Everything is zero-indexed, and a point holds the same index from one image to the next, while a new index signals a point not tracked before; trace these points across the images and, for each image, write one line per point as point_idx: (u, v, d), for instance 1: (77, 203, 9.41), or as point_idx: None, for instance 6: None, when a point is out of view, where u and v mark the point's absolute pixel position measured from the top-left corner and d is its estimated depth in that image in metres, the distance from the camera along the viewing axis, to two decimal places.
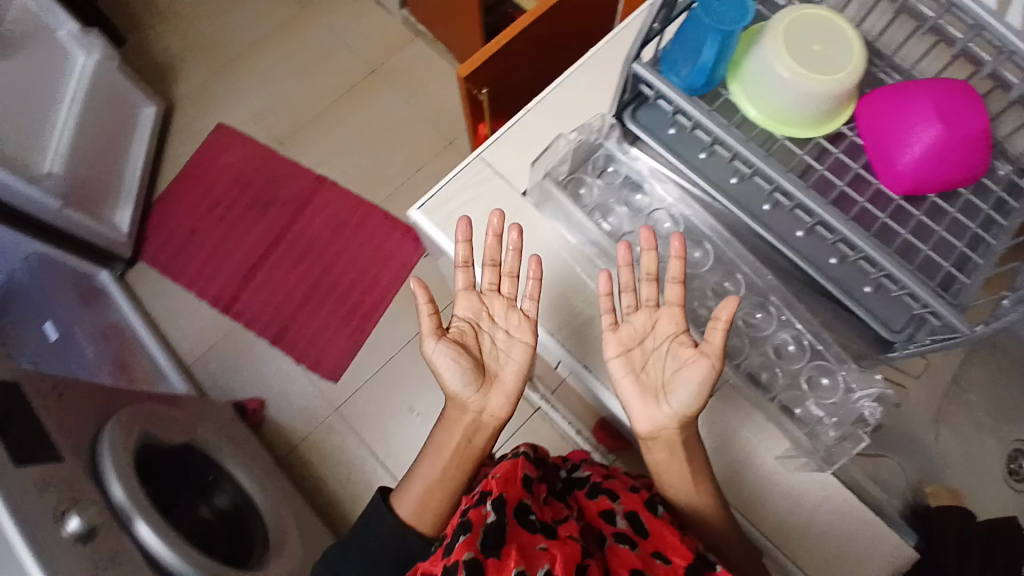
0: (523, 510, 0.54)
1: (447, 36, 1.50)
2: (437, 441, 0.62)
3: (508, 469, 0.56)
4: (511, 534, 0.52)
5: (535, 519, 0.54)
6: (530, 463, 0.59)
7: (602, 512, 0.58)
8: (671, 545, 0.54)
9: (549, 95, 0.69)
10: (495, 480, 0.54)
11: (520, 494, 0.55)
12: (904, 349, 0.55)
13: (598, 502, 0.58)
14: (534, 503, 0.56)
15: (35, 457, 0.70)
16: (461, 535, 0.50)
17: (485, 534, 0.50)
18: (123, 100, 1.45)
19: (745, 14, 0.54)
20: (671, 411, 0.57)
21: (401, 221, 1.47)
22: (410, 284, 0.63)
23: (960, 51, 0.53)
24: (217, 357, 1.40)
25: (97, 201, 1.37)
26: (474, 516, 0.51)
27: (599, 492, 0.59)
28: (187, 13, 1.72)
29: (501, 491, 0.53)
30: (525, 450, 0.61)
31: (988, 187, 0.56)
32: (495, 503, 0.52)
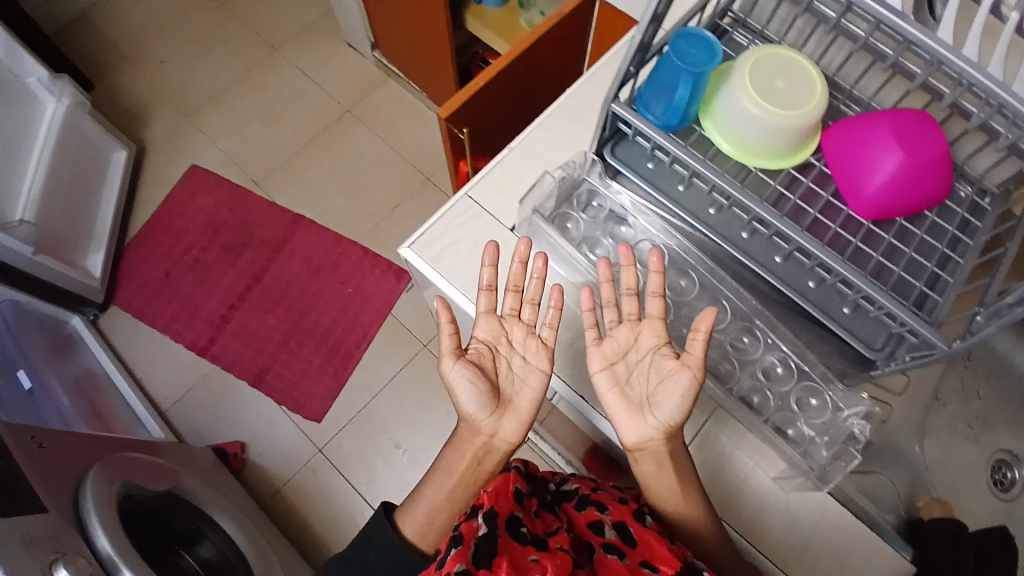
0: (514, 522, 0.54)
1: (419, 76, 1.53)
2: (446, 460, 0.62)
3: (499, 484, 0.56)
4: (502, 546, 0.51)
5: (525, 531, 0.54)
6: (521, 478, 0.59)
7: (591, 523, 0.58)
8: (659, 555, 0.54)
9: (530, 135, 0.72)
10: (486, 494, 0.54)
11: (511, 507, 0.55)
12: (886, 366, 0.57)
13: (587, 514, 0.59)
14: (525, 516, 0.56)
15: (20, 510, 0.69)
16: (454, 547, 0.49)
17: (477, 545, 0.50)
18: (94, 145, 1.44)
19: (713, 55, 0.58)
20: (657, 424, 0.57)
21: (381, 257, 1.47)
22: (434, 303, 0.62)
23: (921, 84, 0.56)
24: (194, 402, 1.36)
25: (68, 247, 1.35)
26: (466, 530, 0.51)
27: (587, 504, 0.60)
28: (157, 57, 1.72)
29: (492, 504, 0.53)
30: (517, 465, 0.61)
31: (953, 209, 0.59)
32: (486, 515, 0.52)
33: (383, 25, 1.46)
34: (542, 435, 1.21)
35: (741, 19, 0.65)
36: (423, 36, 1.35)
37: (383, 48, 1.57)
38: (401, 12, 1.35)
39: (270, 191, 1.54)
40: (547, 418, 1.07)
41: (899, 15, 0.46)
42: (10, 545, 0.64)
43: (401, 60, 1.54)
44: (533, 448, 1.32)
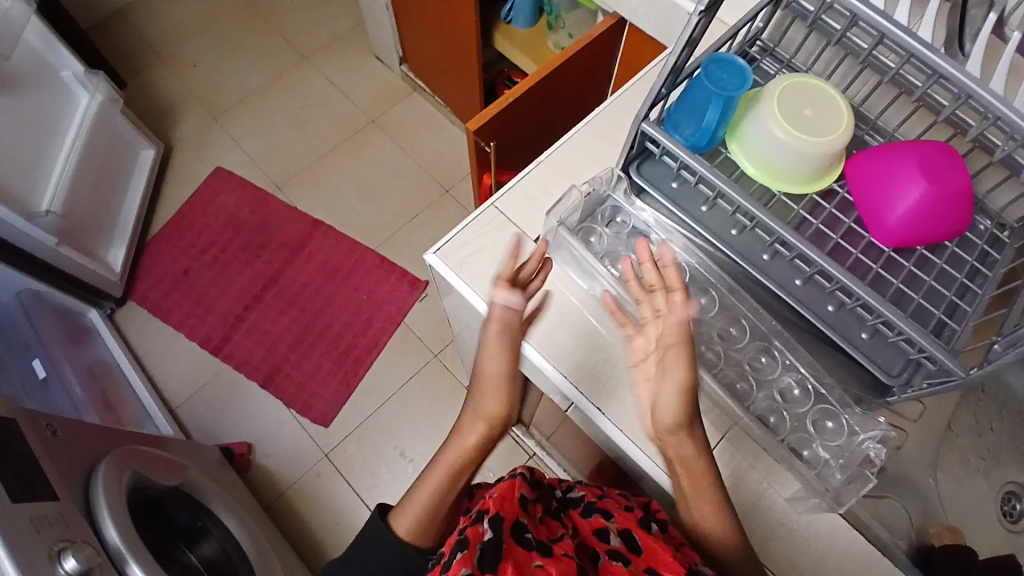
0: (519, 528, 0.54)
1: (444, 91, 1.56)
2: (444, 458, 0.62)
3: (504, 489, 0.57)
4: (507, 552, 0.51)
5: (531, 537, 0.53)
6: (527, 484, 0.60)
7: (596, 530, 0.58)
8: (664, 562, 0.54)
9: (558, 150, 0.73)
10: (491, 499, 0.55)
11: (517, 513, 0.55)
12: (902, 393, 0.58)
13: (593, 521, 0.59)
14: (531, 523, 0.56)
15: (31, 494, 0.69)
16: (459, 551, 0.49)
17: (481, 551, 0.49)
18: (124, 142, 1.47)
19: (744, 81, 0.60)
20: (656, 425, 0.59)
21: (397, 265, 1.48)
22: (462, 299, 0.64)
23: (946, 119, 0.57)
24: (204, 399, 1.37)
25: (90, 239, 1.37)
26: (472, 534, 0.51)
27: (593, 511, 0.60)
28: (189, 61, 1.77)
29: (498, 509, 0.54)
30: (522, 472, 0.61)
31: (972, 241, 0.60)
32: (491, 520, 0.52)
33: (413, 41, 1.50)
34: (548, 449, 1.21)
35: (769, 48, 0.67)
36: (451, 52, 1.38)
37: (410, 62, 1.60)
38: (431, 28, 1.38)
39: (291, 196, 1.56)
40: (556, 432, 1.07)
41: (930, 48, 0.47)
42: (22, 528, 0.65)
43: (427, 75, 1.57)
44: (538, 463, 1.32)
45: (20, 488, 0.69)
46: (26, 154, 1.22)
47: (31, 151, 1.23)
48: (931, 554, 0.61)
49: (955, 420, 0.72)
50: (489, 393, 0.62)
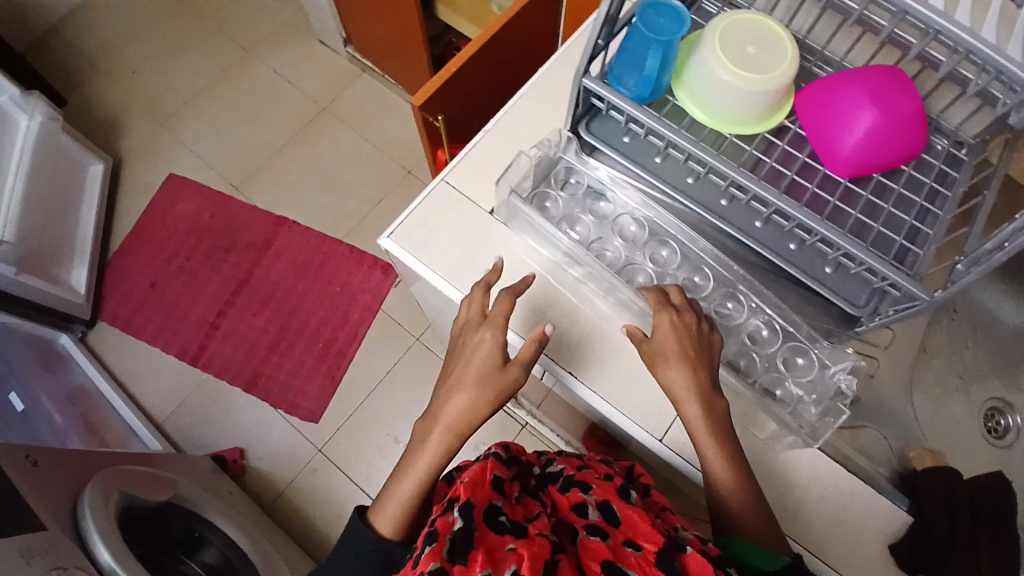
0: (492, 512, 0.53)
1: (394, 70, 1.51)
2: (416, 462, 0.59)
3: (476, 474, 0.56)
4: (479, 537, 0.50)
5: (504, 520, 0.53)
6: (501, 464, 0.60)
7: (575, 506, 0.57)
8: (641, 531, 0.53)
9: (504, 117, 0.71)
10: (461, 486, 0.54)
11: (489, 496, 0.55)
12: (871, 322, 0.58)
13: (570, 496, 0.58)
14: (505, 504, 0.56)
15: (15, 527, 0.68)
16: (428, 544, 0.49)
17: (452, 540, 0.49)
18: (70, 160, 1.42)
19: (682, 24, 0.57)
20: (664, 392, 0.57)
21: (367, 253, 1.46)
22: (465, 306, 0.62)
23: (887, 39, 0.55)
24: (190, 411, 1.35)
25: (49, 264, 1.33)
26: (441, 524, 0.51)
27: (570, 486, 0.60)
28: (126, 67, 1.70)
29: (468, 496, 0.53)
30: (496, 452, 0.61)
31: (929, 162, 0.59)
32: (461, 507, 0.52)
33: (355, 21, 1.45)
34: (540, 418, 1.21)
35: None
36: (394, 27, 1.34)
37: (356, 43, 1.55)
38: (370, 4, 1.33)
39: (251, 195, 1.52)
40: (543, 400, 1.07)
41: None
42: (11, 561, 0.64)
43: (375, 54, 1.52)
44: (532, 432, 1.33)
45: (1, 522, 0.67)
46: None
47: None
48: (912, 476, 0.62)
49: (927, 343, 0.72)
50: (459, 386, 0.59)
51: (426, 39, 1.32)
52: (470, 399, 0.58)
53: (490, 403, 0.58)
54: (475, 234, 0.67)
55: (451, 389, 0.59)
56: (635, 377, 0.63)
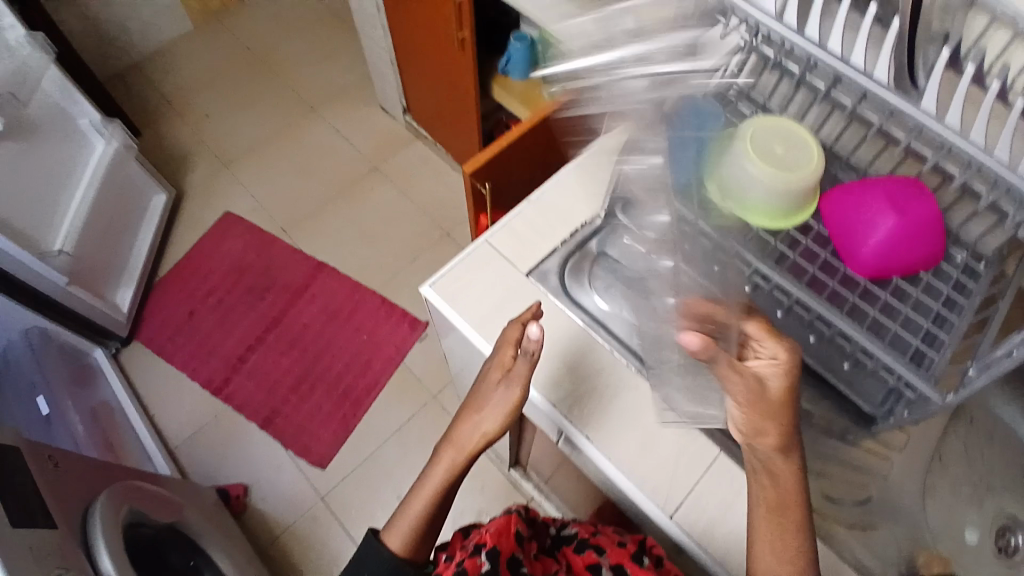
0: (515, 563, 0.57)
1: (445, 140, 1.62)
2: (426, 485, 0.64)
3: (502, 524, 0.59)
4: None
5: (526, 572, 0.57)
6: (522, 521, 0.62)
7: (590, 566, 0.62)
8: None
9: (546, 190, 0.76)
10: (488, 534, 0.57)
11: (513, 548, 0.58)
12: (885, 421, 0.60)
13: (585, 557, 0.62)
14: (525, 559, 0.59)
15: (30, 522, 0.70)
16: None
17: None
18: (137, 189, 1.53)
19: (716, 122, 0.64)
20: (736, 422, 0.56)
21: (397, 306, 1.51)
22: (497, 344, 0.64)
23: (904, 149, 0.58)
24: (203, 440, 1.37)
25: (99, 281, 1.40)
26: (469, 566, 0.54)
27: (586, 547, 0.63)
28: (203, 111, 1.85)
29: (495, 544, 0.56)
30: (517, 508, 0.64)
31: (947, 271, 0.61)
32: (489, 553, 0.55)
33: (416, 93, 1.58)
34: (546, 492, 1.19)
35: (745, 91, 0.68)
36: (451, 102, 1.45)
37: (413, 112, 1.68)
38: (432, 80, 1.45)
39: (297, 240, 1.61)
40: (553, 474, 1.07)
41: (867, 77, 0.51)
42: (21, 555, 0.65)
43: (429, 124, 1.64)
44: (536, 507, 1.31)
45: (20, 514, 0.70)
46: (41, 198, 1.28)
47: (46, 196, 1.29)
48: None
49: (945, 455, 0.72)
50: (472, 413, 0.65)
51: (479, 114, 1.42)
52: (484, 425, 0.64)
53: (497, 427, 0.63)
54: (509, 289, 0.71)
55: (464, 415, 0.66)
56: (648, 450, 0.64)
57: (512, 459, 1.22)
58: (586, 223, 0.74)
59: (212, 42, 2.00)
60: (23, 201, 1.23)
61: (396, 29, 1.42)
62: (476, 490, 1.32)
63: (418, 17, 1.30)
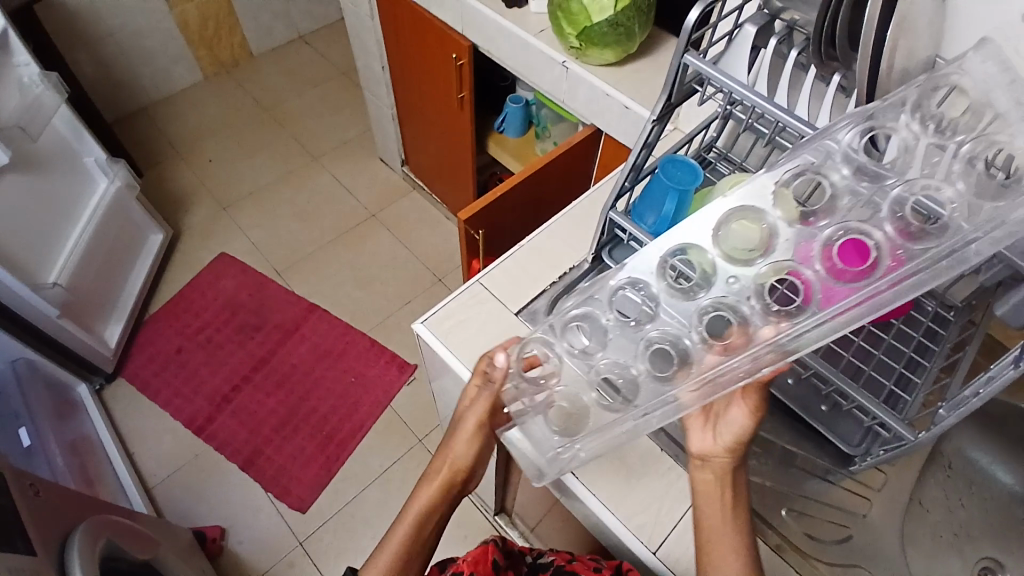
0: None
1: (441, 191, 1.69)
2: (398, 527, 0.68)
3: (478, 554, 0.64)
4: None
5: None
6: (499, 550, 0.67)
7: None
8: None
9: (538, 236, 0.81)
10: (465, 562, 0.62)
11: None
12: (863, 461, 0.63)
13: None
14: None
15: (8, 545, 0.69)
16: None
17: None
18: (135, 227, 1.56)
19: (696, 176, 0.69)
20: (717, 440, 0.57)
21: (386, 349, 1.53)
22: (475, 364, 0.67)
23: None
24: (182, 479, 1.35)
25: (90, 315, 1.41)
26: None
27: (561, 573, 0.68)
28: (205, 157, 1.91)
29: (472, 571, 0.62)
30: (495, 539, 0.68)
31: (918, 318, 0.66)
32: None
33: (414, 146, 1.65)
34: (530, 540, 1.18)
35: (724, 153, 0.76)
36: (448, 155, 1.53)
37: (411, 164, 1.75)
38: (431, 134, 1.53)
39: (291, 282, 1.64)
40: (537, 520, 1.06)
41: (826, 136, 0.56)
42: None
43: (426, 176, 1.72)
44: None
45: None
46: (41, 230, 1.30)
47: (47, 228, 1.31)
48: None
49: (918, 499, 0.74)
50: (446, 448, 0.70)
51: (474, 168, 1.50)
52: (454, 456, 0.69)
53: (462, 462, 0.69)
54: (498, 328, 0.74)
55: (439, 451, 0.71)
56: (632, 486, 0.66)
57: (496, 505, 1.21)
58: (574, 267, 0.77)
59: (219, 92, 2.09)
60: (23, 232, 1.26)
61: (399, 87, 1.51)
62: (458, 538, 1.31)
63: (420, 76, 1.39)
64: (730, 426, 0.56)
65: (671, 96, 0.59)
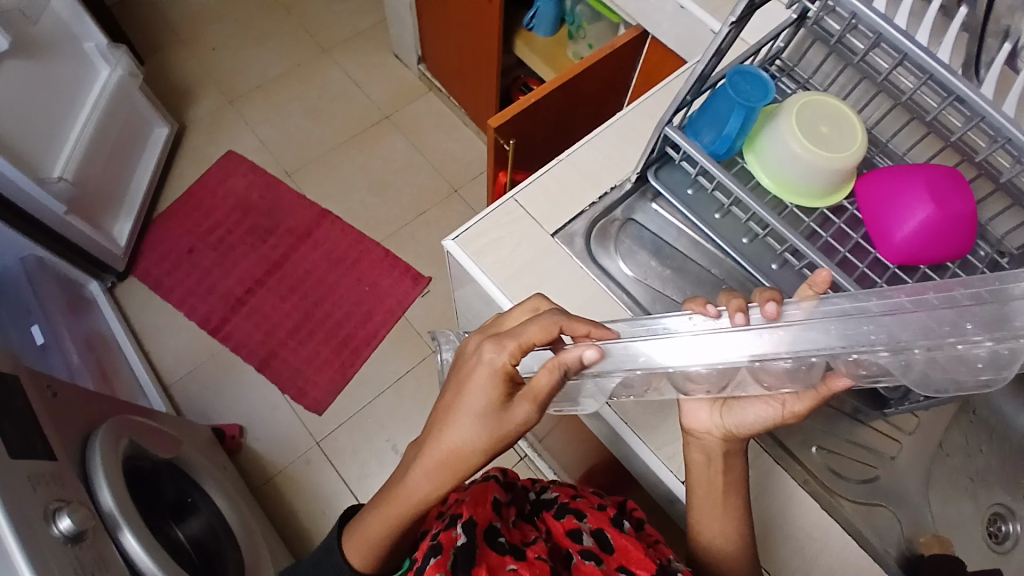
0: (491, 532, 0.59)
1: (461, 94, 1.58)
2: (390, 509, 0.58)
3: (475, 495, 0.62)
4: (480, 555, 0.56)
5: (503, 542, 0.58)
6: (499, 488, 0.66)
7: (569, 531, 0.62)
8: (635, 559, 0.59)
9: (578, 150, 0.75)
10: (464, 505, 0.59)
11: (489, 517, 0.60)
12: (900, 405, 0.63)
13: (565, 522, 0.63)
14: (502, 526, 0.61)
15: (28, 450, 0.69)
16: (432, 557, 0.54)
17: (455, 556, 0.54)
18: (139, 119, 1.48)
19: (765, 93, 0.62)
20: (719, 421, 0.60)
21: (401, 259, 1.49)
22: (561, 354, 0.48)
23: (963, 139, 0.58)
24: (199, 378, 1.37)
25: (98, 212, 1.37)
26: (445, 540, 0.56)
27: (566, 513, 0.64)
28: (207, 44, 1.78)
29: (471, 515, 0.58)
30: (494, 475, 0.68)
31: (974, 263, 0.61)
32: (464, 525, 0.57)
33: (433, 44, 1.54)
34: (540, 452, 1.21)
35: (788, 68, 0.68)
36: (472, 54, 1.41)
37: (429, 62, 1.63)
38: (453, 29, 1.41)
39: (301, 184, 1.58)
40: (547, 435, 1.08)
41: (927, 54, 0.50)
42: (20, 482, 0.65)
43: (445, 77, 1.60)
44: (529, 464, 1.33)
45: (19, 444, 0.69)
46: (41, 120, 1.23)
47: (47, 117, 1.24)
48: (919, 561, 0.64)
49: (945, 441, 0.74)
50: (422, 466, 0.55)
51: (499, 70, 1.38)
52: (418, 477, 0.55)
53: (480, 450, 0.51)
54: (533, 250, 0.70)
55: (412, 458, 0.57)
56: (664, 416, 0.66)
57: None
58: (614, 188, 0.72)
59: None
60: (26, 122, 1.19)
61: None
62: None
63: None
64: (740, 418, 0.59)
65: None
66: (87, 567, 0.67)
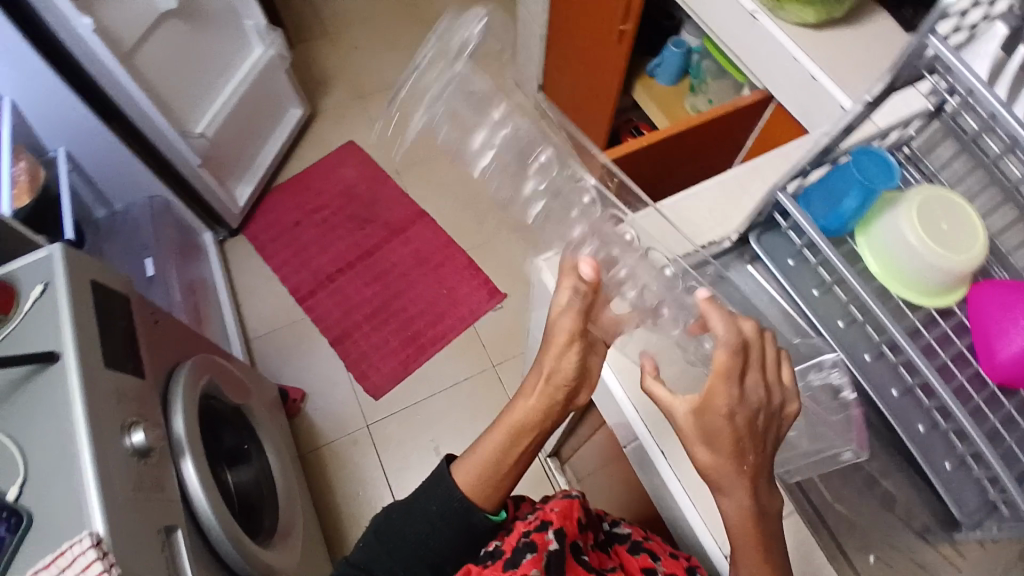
0: (576, 548, 0.62)
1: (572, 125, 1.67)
2: (507, 418, 0.65)
3: (565, 506, 0.64)
4: (567, 565, 0.60)
5: (585, 560, 0.63)
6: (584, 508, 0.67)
7: (644, 569, 0.65)
8: None
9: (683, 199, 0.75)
10: (555, 513, 0.62)
11: (575, 533, 0.63)
12: (971, 531, 0.56)
13: (640, 560, 0.66)
14: (583, 546, 0.64)
15: (120, 368, 0.77)
16: (528, 553, 0.58)
17: (547, 559, 0.58)
18: (278, 98, 1.63)
19: (890, 176, 0.62)
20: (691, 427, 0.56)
21: (482, 271, 1.54)
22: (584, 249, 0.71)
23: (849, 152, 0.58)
24: (277, 340, 1.46)
25: (225, 172, 1.52)
26: (539, 539, 0.59)
27: (641, 551, 0.68)
28: (349, 40, 1.94)
29: (561, 525, 0.61)
30: (580, 494, 0.68)
31: None
32: (556, 532, 0.60)
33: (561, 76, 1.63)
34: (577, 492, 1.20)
35: (914, 158, 0.68)
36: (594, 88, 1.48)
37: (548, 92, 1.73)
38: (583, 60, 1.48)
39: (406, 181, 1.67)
40: (589, 475, 1.07)
41: None
42: (106, 394, 0.72)
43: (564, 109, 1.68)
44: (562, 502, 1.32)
45: (114, 358, 0.76)
46: (194, 82, 1.37)
47: (199, 81, 1.39)
48: None
49: None
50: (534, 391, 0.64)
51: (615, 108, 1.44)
52: (527, 404, 0.64)
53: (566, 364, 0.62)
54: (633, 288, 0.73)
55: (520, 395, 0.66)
56: None
57: (551, 449, 1.24)
58: (711, 244, 0.72)
59: None
60: (181, 81, 1.34)
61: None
62: None
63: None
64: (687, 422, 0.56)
65: (894, 79, 0.53)
66: (147, 483, 0.72)
